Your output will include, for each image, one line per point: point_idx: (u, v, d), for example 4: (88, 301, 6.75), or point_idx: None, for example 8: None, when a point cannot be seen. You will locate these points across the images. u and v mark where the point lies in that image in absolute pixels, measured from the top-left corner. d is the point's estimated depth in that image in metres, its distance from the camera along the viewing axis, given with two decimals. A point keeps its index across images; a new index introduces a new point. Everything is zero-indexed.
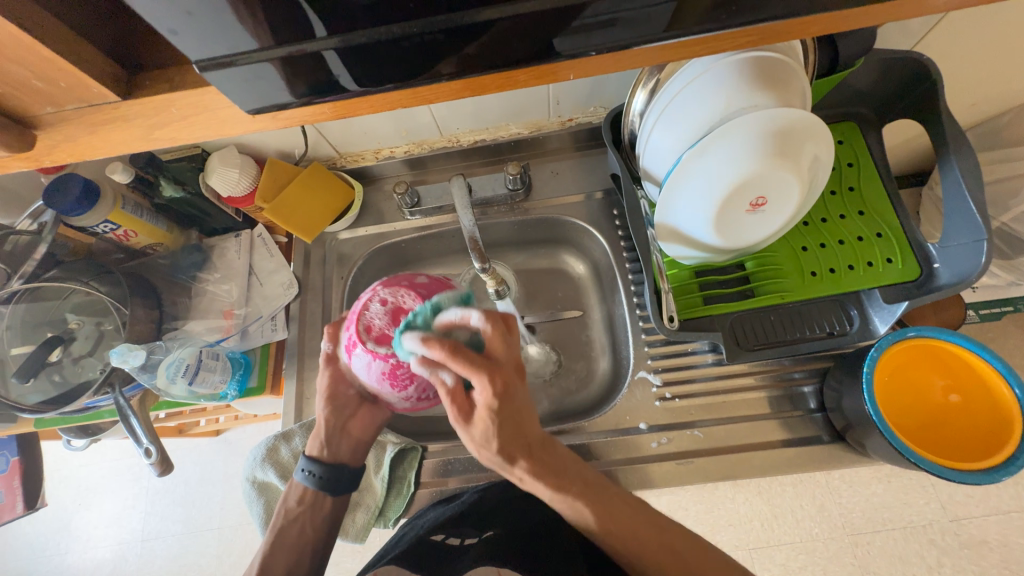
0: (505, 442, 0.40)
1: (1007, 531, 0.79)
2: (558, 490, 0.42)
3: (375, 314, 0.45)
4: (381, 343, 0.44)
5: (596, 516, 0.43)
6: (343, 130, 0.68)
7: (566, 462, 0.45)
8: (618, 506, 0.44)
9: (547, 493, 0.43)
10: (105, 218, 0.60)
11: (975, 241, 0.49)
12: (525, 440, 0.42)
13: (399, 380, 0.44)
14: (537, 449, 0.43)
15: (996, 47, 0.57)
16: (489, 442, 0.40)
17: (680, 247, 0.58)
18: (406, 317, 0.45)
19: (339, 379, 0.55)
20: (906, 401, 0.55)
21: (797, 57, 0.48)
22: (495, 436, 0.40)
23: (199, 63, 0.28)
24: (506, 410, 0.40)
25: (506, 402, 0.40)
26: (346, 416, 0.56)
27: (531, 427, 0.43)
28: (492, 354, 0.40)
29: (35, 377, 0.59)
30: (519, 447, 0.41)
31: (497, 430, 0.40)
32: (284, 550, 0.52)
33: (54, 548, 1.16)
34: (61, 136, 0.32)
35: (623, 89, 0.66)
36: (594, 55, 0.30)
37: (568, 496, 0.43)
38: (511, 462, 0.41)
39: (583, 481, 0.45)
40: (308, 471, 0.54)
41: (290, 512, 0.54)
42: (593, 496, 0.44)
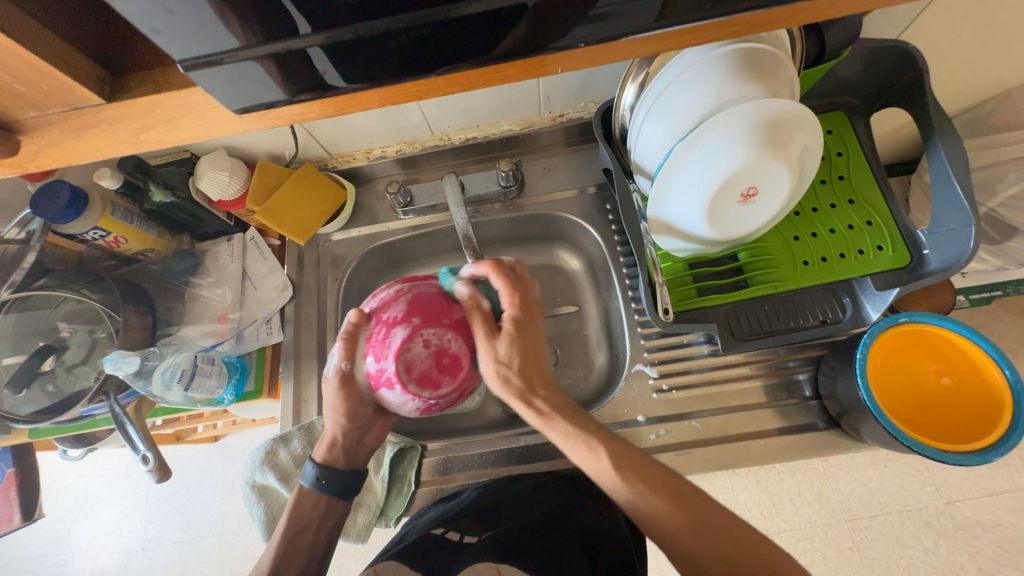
0: (525, 365, 0.44)
1: (1002, 511, 0.80)
2: (576, 429, 0.44)
3: (417, 356, 0.42)
4: (423, 385, 0.42)
5: (613, 467, 0.42)
6: (333, 130, 0.68)
7: (579, 407, 0.46)
8: (635, 464, 0.42)
9: (564, 430, 0.44)
10: (95, 224, 0.60)
11: (963, 226, 0.50)
12: (541, 376, 0.45)
13: (431, 411, 0.44)
14: (552, 386, 0.46)
15: (980, 33, 0.57)
16: (512, 359, 0.44)
17: (673, 239, 0.58)
18: (450, 359, 0.43)
19: (355, 402, 0.51)
20: (901, 386, 0.56)
21: (784, 47, 0.48)
22: (519, 356, 0.44)
23: (183, 62, 0.27)
24: (528, 331, 0.45)
25: (530, 322, 0.46)
26: (363, 428, 0.54)
27: (547, 367, 0.46)
28: (521, 283, 0.48)
29: (27, 387, 0.58)
30: (536, 377, 0.45)
31: (519, 349, 0.44)
32: (300, 557, 0.52)
33: (53, 559, 1.15)
34: (45, 141, 0.31)
35: (612, 83, 0.66)
36: (582, 47, 0.30)
37: (586, 436, 0.43)
38: (527, 388, 0.44)
39: (619, 445, 0.44)
40: (322, 480, 0.53)
41: (303, 517, 0.53)
42: (613, 442, 0.44)
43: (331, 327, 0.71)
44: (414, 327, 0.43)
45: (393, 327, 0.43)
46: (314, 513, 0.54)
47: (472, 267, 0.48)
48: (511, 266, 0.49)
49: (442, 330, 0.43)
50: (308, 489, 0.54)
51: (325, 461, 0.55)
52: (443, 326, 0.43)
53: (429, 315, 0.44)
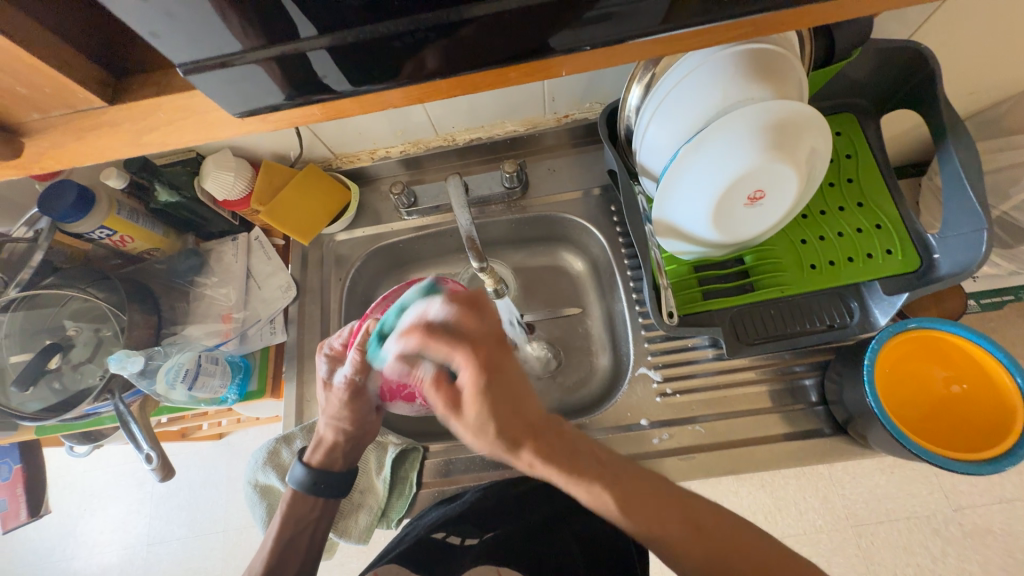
0: (502, 422, 0.40)
1: (1011, 519, 0.79)
2: (573, 476, 0.40)
3: None
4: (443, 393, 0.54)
5: (619, 507, 0.40)
6: (338, 130, 0.68)
7: (574, 439, 0.43)
8: (642, 489, 0.41)
9: (561, 477, 0.41)
10: (102, 224, 0.60)
11: (975, 231, 0.49)
12: (526, 422, 0.41)
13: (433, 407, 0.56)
14: (539, 430, 0.42)
15: (995, 35, 0.56)
16: (483, 424, 0.40)
17: (678, 243, 0.58)
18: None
19: (363, 411, 0.55)
20: (908, 392, 0.55)
21: (792, 48, 0.47)
22: (488, 417, 0.40)
23: (183, 66, 0.27)
24: (489, 382, 0.41)
25: (491, 372, 0.41)
26: (364, 435, 0.57)
27: (529, 406, 0.42)
28: (463, 331, 0.43)
29: (34, 385, 0.59)
30: (520, 430, 0.41)
31: (490, 406, 0.40)
32: (293, 558, 0.53)
33: (60, 554, 1.16)
34: (47, 142, 0.31)
35: (618, 83, 0.66)
36: (588, 49, 0.30)
37: (586, 483, 0.40)
38: (513, 446, 0.41)
39: (616, 478, 0.41)
40: (319, 484, 0.55)
41: (300, 519, 0.54)
42: (611, 479, 0.41)
43: (334, 328, 0.71)
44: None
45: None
46: (310, 515, 0.55)
47: (401, 333, 0.44)
48: (435, 323, 0.44)
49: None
50: (301, 493, 0.55)
51: (320, 464, 0.56)
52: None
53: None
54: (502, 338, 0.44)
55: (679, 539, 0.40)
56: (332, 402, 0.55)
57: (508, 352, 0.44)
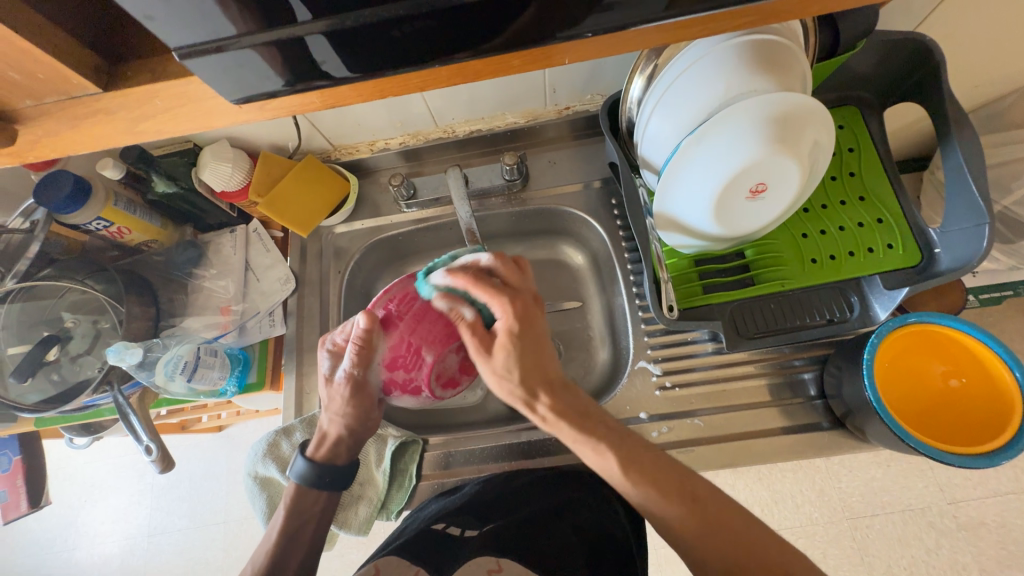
0: (526, 371, 0.46)
1: (1006, 512, 0.80)
2: (584, 433, 0.44)
3: (447, 367, 0.53)
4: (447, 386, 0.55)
5: (623, 470, 0.42)
6: (336, 121, 0.67)
7: (581, 401, 0.47)
8: (645, 457, 0.43)
9: (571, 434, 0.45)
10: (98, 215, 0.60)
11: (977, 225, 0.49)
12: (545, 376, 0.47)
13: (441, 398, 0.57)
14: (556, 388, 0.47)
15: (1001, 27, 0.56)
16: (510, 369, 0.46)
17: (680, 236, 0.58)
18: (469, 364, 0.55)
19: (365, 407, 0.55)
20: (908, 386, 0.55)
21: (797, 40, 0.47)
22: (516, 365, 0.46)
23: (179, 50, 0.27)
24: (523, 334, 0.46)
25: (525, 326, 0.46)
26: (366, 431, 0.57)
27: (548, 364, 0.47)
28: (507, 284, 0.47)
29: (32, 376, 0.58)
30: (538, 383, 0.46)
31: (515, 358, 0.46)
32: (296, 551, 0.52)
33: (62, 544, 1.16)
34: (42, 131, 0.31)
35: (620, 74, 0.65)
36: (590, 36, 0.29)
37: (593, 441, 0.44)
38: (532, 392, 0.46)
39: (620, 437, 0.45)
40: (324, 477, 0.54)
41: (303, 512, 0.53)
42: (618, 442, 0.44)
43: (333, 320, 0.71)
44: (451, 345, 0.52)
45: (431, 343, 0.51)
46: (314, 509, 0.54)
47: (449, 272, 0.48)
48: (482, 271, 0.47)
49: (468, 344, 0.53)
50: (305, 487, 0.54)
51: (319, 459, 0.55)
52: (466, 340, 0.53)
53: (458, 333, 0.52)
54: (537, 298, 0.49)
55: (678, 519, 0.41)
56: (334, 399, 0.54)
57: (541, 311, 0.48)
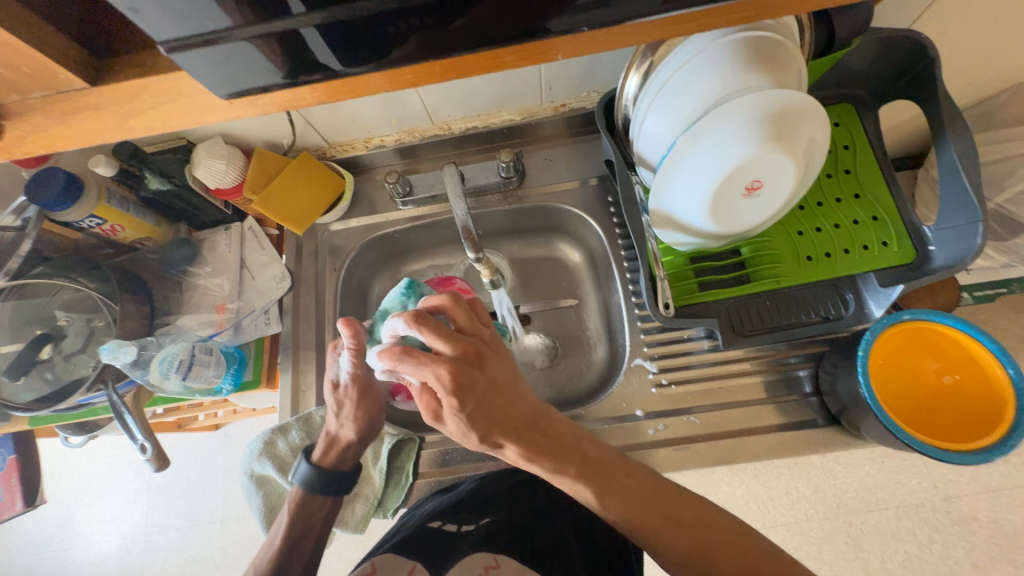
0: (486, 427, 0.42)
1: (999, 508, 0.80)
2: (554, 469, 0.42)
3: None
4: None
5: (596, 498, 0.42)
6: (331, 117, 0.67)
7: (561, 429, 0.44)
8: (619, 485, 0.43)
9: (543, 472, 0.43)
10: (91, 212, 0.59)
11: (970, 223, 0.49)
12: (509, 424, 0.42)
13: None
14: (522, 432, 0.43)
15: (996, 25, 0.56)
16: (465, 433, 0.42)
17: (675, 234, 0.58)
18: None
19: (373, 411, 0.55)
20: (903, 383, 0.55)
21: (792, 37, 0.47)
22: (467, 426, 0.41)
23: (164, 44, 0.26)
24: (464, 401, 0.40)
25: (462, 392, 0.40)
26: (373, 436, 0.56)
27: (512, 406, 0.43)
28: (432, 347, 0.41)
29: (26, 374, 0.59)
30: (500, 434, 0.42)
31: (469, 420, 0.41)
32: (300, 558, 0.51)
33: (58, 543, 1.16)
34: (29, 126, 0.31)
35: (616, 71, 0.65)
36: (585, 31, 0.29)
37: (561, 475, 0.43)
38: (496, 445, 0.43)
39: (585, 458, 0.44)
40: (331, 484, 0.53)
41: (308, 516, 0.53)
42: (591, 472, 0.43)
43: (329, 318, 0.71)
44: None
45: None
46: (319, 513, 0.53)
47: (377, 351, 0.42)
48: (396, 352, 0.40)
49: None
50: (310, 493, 0.53)
51: (322, 464, 0.54)
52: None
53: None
54: (479, 351, 0.43)
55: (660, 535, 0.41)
56: (340, 404, 0.55)
57: (482, 367, 0.43)
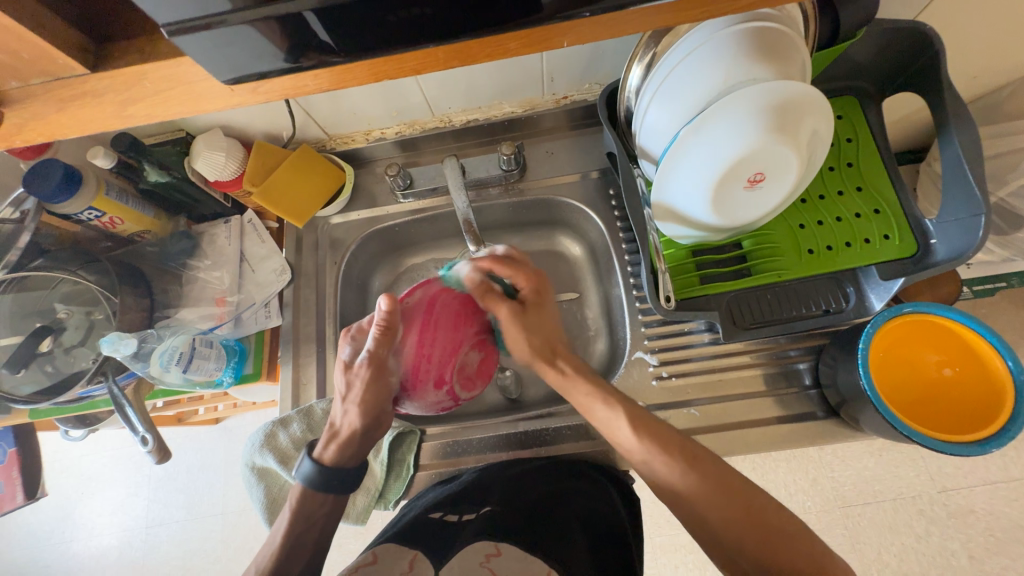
0: (546, 330, 0.55)
1: (996, 501, 0.81)
2: (598, 394, 0.49)
3: (468, 363, 0.57)
4: (466, 380, 0.57)
5: (633, 431, 0.46)
6: (330, 108, 0.66)
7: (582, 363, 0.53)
8: (656, 428, 0.46)
9: (587, 394, 0.49)
10: (88, 205, 0.59)
11: (973, 216, 0.49)
12: (553, 337, 0.55)
13: (459, 391, 0.58)
14: (562, 346, 0.55)
15: (1001, 18, 0.55)
16: (535, 327, 0.55)
17: (677, 227, 0.58)
18: (485, 368, 0.59)
19: (381, 398, 0.54)
20: (902, 375, 0.56)
21: (796, 28, 0.47)
22: (535, 322, 0.55)
23: (166, 27, 0.26)
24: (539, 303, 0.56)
25: (537, 299, 0.57)
26: (379, 425, 0.56)
27: (556, 331, 0.56)
28: (519, 261, 0.57)
29: (26, 367, 0.58)
30: (550, 338, 0.55)
31: (540, 317, 0.56)
32: (302, 554, 0.49)
33: (59, 536, 1.16)
34: (28, 113, 0.30)
35: (618, 63, 0.64)
36: (588, 16, 0.29)
37: (605, 397, 0.49)
38: (546, 348, 0.54)
39: (630, 403, 0.48)
40: (332, 481, 0.52)
41: (310, 515, 0.51)
42: (632, 409, 0.48)
43: (329, 311, 0.70)
44: (475, 336, 0.57)
45: (457, 329, 0.55)
46: (320, 511, 0.52)
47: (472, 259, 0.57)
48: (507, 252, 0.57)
49: (490, 343, 0.59)
50: (312, 490, 0.51)
51: (329, 461, 0.53)
52: (489, 339, 0.59)
53: (485, 330, 0.58)
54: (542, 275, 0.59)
55: (695, 491, 0.43)
56: (352, 386, 0.54)
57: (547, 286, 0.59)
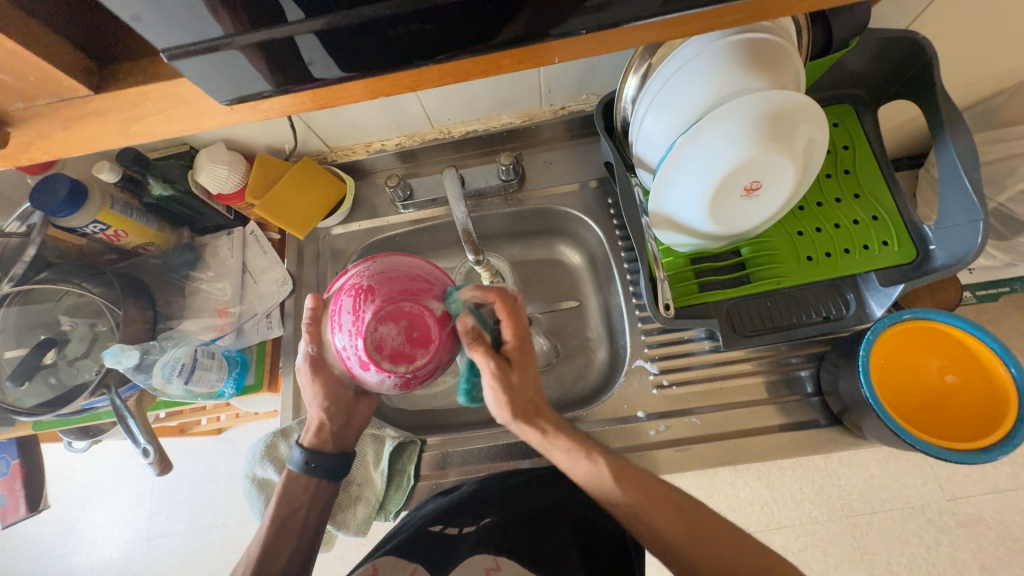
0: (530, 394, 0.48)
1: (1006, 509, 0.80)
2: (575, 454, 0.47)
3: (387, 333, 0.40)
4: (397, 362, 0.40)
5: (611, 478, 0.46)
6: (331, 122, 0.67)
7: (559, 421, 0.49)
8: (633, 474, 0.46)
9: (568, 453, 0.48)
10: (94, 218, 0.60)
11: (971, 222, 0.49)
12: (538, 400, 0.49)
13: (394, 369, 0.40)
14: (548, 410, 0.49)
15: (995, 26, 0.56)
16: (515, 394, 0.47)
17: (674, 235, 0.58)
18: (420, 334, 0.41)
19: (334, 386, 0.50)
20: (904, 382, 0.55)
21: (789, 39, 0.47)
22: (518, 386, 0.47)
23: (166, 51, 0.27)
24: (521, 371, 0.48)
25: (525, 357, 0.48)
26: (350, 409, 0.54)
27: (539, 392, 0.49)
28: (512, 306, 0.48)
29: (30, 380, 0.59)
30: (534, 401, 0.49)
31: (524, 378, 0.48)
32: (290, 539, 0.51)
33: (61, 549, 1.16)
34: (33, 133, 0.31)
35: (615, 73, 0.65)
36: (584, 33, 0.29)
37: (587, 452, 0.47)
38: (529, 413, 0.48)
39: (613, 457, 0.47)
40: (310, 463, 0.52)
41: (293, 500, 0.52)
42: (612, 458, 0.47)
43: None
44: (383, 303, 0.41)
45: (354, 304, 0.41)
46: (303, 497, 0.53)
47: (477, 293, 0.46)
48: (512, 294, 0.49)
49: (413, 304, 0.42)
50: (296, 473, 0.52)
51: (313, 446, 0.53)
52: (408, 300, 0.41)
53: (402, 288, 0.42)
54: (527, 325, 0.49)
55: (668, 531, 0.44)
56: (305, 383, 0.51)
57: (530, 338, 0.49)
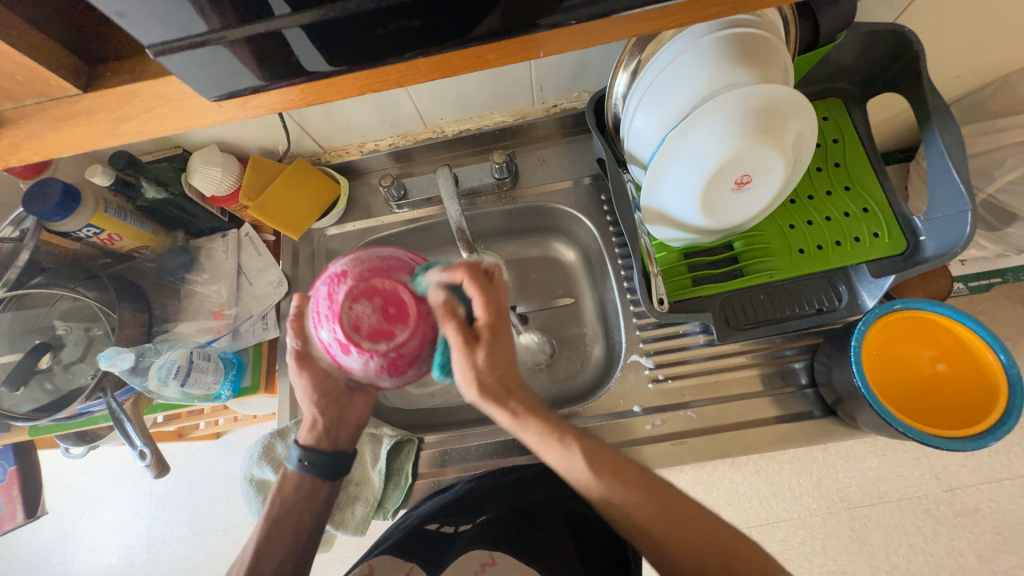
0: (501, 373, 0.43)
1: (1001, 498, 0.80)
2: (545, 437, 0.44)
3: (362, 311, 0.39)
4: (377, 339, 0.39)
5: (587, 468, 0.43)
6: (324, 122, 0.67)
7: (531, 400, 0.45)
8: (624, 473, 0.44)
9: (538, 437, 0.44)
10: (88, 222, 0.60)
11: (960, 212, 0.50)
12: (510, 381, 0.44)
13: (375, 347, 0.39)
14: (522, 390, 0.44)
15: (979, 18, 0.56)
16: (488, 370, 0.42)
17: (667, 230, 0.58)
18: (397, 309, 0.40)
19: (322, 377, 0.50)
20: (896, 372, 0.56)
21: (777, 33, 0.48)
22: (489, 366, 0.42)
23: (153, 47, 0.27)
24: (492, 350, 0.42)
25: (498, 334, 0.43)
26: (343, 402, 0.53)
27: (516, 374, 0.44)
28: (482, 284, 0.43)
29: (25, 385, 0.58)
30: (507, 382, 0.43)
31: (498, 357, 0.43)
32: (284, 541, 0.50)
33: (60, 557, 1.16)
34: (22, 133, 0.31)
35: (605, 70, 0.65)
36: (572, 24, 0.29)
37: (559, 437, 0.44)
38: (499, 393, 0.43)
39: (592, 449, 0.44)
40: (305, 462, 0.52)
41: (288, 500, 0.52)
42: (586, 445, 0.44)
43: None
44: (355, 282, 0.40)
45: (328, 289, 0.40)
46: (298, 496, 0.52)
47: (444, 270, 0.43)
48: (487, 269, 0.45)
49: (385, 281, 0.41)
50: (294, 472, 0.52)
51: (309, 443, 0.53)
52: (381, 278, 0.41)
53: (374, 267, 0.42)
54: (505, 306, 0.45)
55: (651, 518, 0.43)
56: (295, 378, 0.52)
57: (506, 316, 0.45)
